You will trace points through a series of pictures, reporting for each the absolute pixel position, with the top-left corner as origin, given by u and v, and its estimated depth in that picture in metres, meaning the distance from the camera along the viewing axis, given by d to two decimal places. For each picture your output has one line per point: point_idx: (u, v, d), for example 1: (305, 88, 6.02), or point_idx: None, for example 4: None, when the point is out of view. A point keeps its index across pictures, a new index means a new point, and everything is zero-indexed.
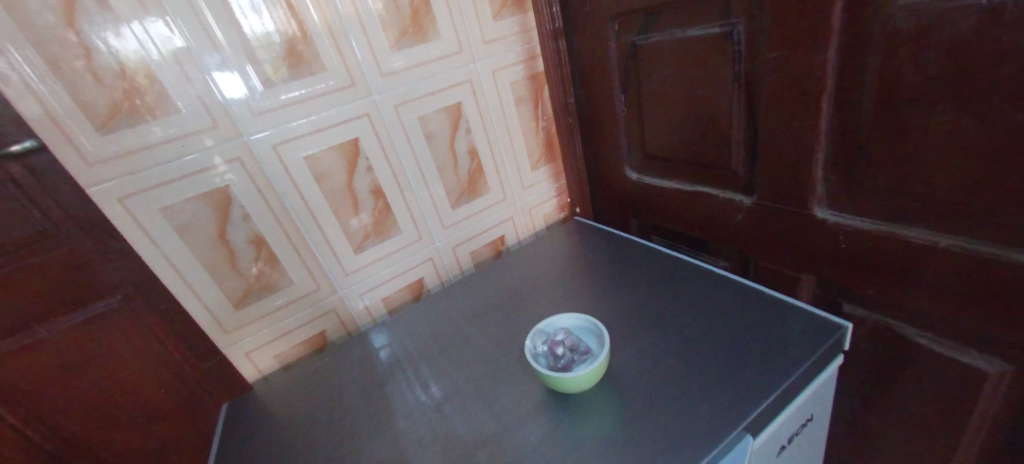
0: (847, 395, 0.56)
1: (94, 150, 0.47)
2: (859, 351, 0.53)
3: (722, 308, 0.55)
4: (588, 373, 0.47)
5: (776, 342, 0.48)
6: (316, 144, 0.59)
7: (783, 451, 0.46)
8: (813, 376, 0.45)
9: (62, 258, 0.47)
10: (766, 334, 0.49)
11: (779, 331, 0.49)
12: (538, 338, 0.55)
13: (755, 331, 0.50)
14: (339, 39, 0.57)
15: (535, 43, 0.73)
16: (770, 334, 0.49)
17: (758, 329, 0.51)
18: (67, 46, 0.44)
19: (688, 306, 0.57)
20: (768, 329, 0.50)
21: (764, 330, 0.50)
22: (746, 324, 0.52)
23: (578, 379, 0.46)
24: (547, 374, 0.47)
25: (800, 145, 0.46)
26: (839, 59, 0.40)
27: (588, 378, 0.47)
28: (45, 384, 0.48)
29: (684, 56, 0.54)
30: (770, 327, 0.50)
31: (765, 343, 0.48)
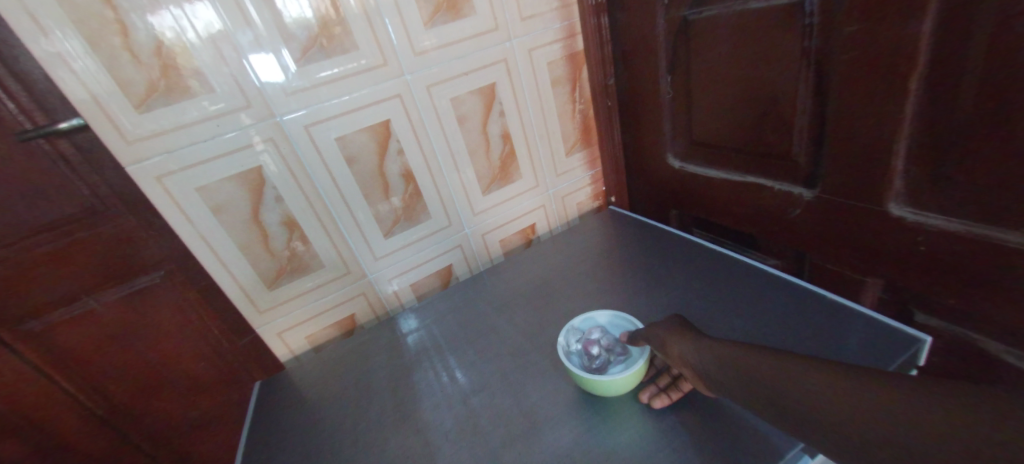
0: None
1: (132, 128, 0.48)
2: (932, 363, 0.47)
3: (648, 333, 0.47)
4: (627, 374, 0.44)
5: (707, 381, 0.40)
6: (348, 126, 0.58)
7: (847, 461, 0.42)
8: None
9: (109, 234, 0.51)
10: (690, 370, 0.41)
11: (692, 356, 0.41)
12: (572, 335, 0.52)
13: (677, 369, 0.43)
14: (372, 16, 0.55)
15: (575, 20, 0.69)
16: (688, 364, 0.41)
17: (677, 361, 0.42)
18: (105, 24, 0.44)
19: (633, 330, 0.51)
20: (680, 356, 0.42)
21: (682, 362, 0.42)
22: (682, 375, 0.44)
23: (614, 381, 0.44)
24: (580, 374, 0.45)
25: (877, 132, 0.41)
26: (933, 32, 0.35)
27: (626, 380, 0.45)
28: (93, 351, 0.54)
29: (742, 31, 0.49)
30: (678, 354, 0.42)
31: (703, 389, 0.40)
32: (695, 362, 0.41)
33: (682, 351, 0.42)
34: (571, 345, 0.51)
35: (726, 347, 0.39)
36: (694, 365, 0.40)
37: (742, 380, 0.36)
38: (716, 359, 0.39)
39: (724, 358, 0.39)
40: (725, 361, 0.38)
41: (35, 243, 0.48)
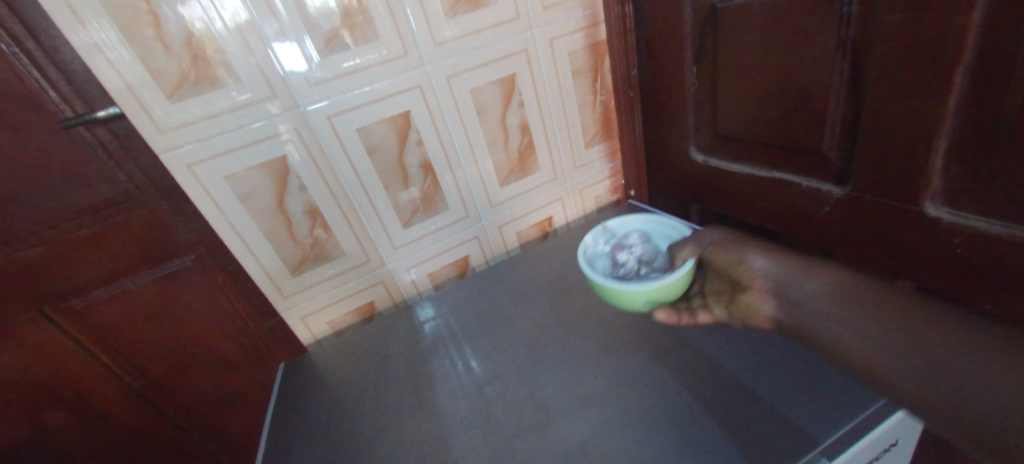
0: None
1: (164, 117, 0.49)
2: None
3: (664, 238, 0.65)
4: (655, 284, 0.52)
5: (777, 303, 0.48)
6: (369, 116, 0.59)
7: (887, 452, 0.42)
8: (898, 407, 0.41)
9: (142, 218, 0.53)
10: (763, 293, 0.49)
11: (782, 275, 0.48)
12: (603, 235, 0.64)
13: (747, 290, 0.50)
14: (394, 6, 0.55)
15: (598, 9, 0.67)
16: (772, 285, 0.48)
17: (756, 280, 0.49)
18: (139, 15, 0.45)
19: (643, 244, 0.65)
20: (762, 275, 0.49)
21: (764, 283, 0.49)
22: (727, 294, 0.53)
23: (642, 296, 0.51)
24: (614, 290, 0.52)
25: (915, 128, 0.39)
26: (983, 20, 0.32)
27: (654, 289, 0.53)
28: (130, 328, 0.57)
29: (774, 20, 0.47)
30: (764, 274, 0.49)
31: (764, 310, 0.48)
32: (781, 282, 0.47)
33: (775, 272, 0.48)
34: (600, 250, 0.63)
35: (815, 271, 0.46)
36: (779, 285, 0.48)
37: (825, 299, 0.44)
38: (801, 278, 0.46)
39: (809, 279, 0.46)
40: (810, 284, 0.45)
41: (78, 225, 0.51)
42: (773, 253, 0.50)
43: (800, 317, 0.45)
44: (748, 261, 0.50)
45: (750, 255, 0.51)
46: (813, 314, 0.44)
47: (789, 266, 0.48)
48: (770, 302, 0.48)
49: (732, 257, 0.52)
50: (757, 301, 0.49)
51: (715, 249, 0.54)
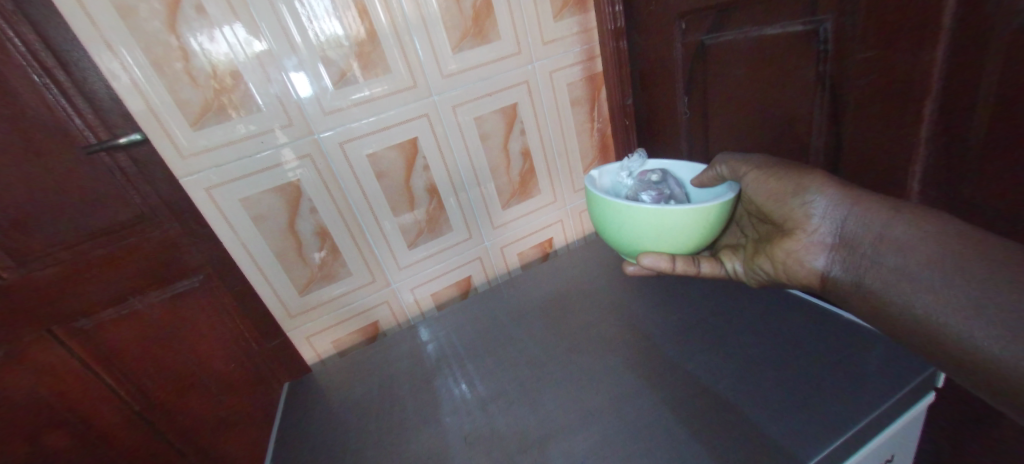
0: (946, 425, 0.51)
1: (186, 144, 0.52)
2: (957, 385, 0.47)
3: (715, 158, 0.51)
4: (694, 209, 0.45)
5: (828, 252, 0.43)
6: (378, 142, 0.62)
7: None
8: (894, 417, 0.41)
9: (156, 240, 0.55)
10: (813, 239, 0.43)
11: (845, 224, 0.41)
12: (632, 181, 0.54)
13: (792, 238, 0.44)
14: (404, 41, 0.59)
15: (595, 43, 0.71)
16: (827, 233, 0.42)
17: (808, 225, 0.43)
18: (169, 50, 0.48)
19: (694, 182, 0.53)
20: (818, 221, 0.42)
21: (817, 231, 0.43)
22: (746, 249, 0.52)
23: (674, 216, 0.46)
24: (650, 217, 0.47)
25: (894, 155, 0.42)
26: (946, 59, 0.36)
27: (679, 239, 0.48)
28: (135, 348, 0.58)
29: (758, 56, 0.51)
30: (822, 217, 0.42)
31: (808, 260, 0.44)
32: (841, 231, 0.42)
33: (836, 217, 0.42)
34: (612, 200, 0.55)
35: (892, 215, 0.39)
36: (839, 234, 0.42)
37: (888, 254, 0.38)
38: (873, 224, 0.39)
39: (884, 224, 0.39)
40: (884, 233, 0.39)
41: (91, 246, 0.53)
42: (843, 191, 0.41)
43: (855, 272, 0.41)
44: (808, 199, 0.43)
45: (813, 192, 0.42)
46: (876, 270, 0.39)
47: (859, 208, 0.40)
48: (817, 249, 0.43)
49: (789, 192, 0.44)
50: (803, 250, 0.44)
51: (769, 182, 0.45)
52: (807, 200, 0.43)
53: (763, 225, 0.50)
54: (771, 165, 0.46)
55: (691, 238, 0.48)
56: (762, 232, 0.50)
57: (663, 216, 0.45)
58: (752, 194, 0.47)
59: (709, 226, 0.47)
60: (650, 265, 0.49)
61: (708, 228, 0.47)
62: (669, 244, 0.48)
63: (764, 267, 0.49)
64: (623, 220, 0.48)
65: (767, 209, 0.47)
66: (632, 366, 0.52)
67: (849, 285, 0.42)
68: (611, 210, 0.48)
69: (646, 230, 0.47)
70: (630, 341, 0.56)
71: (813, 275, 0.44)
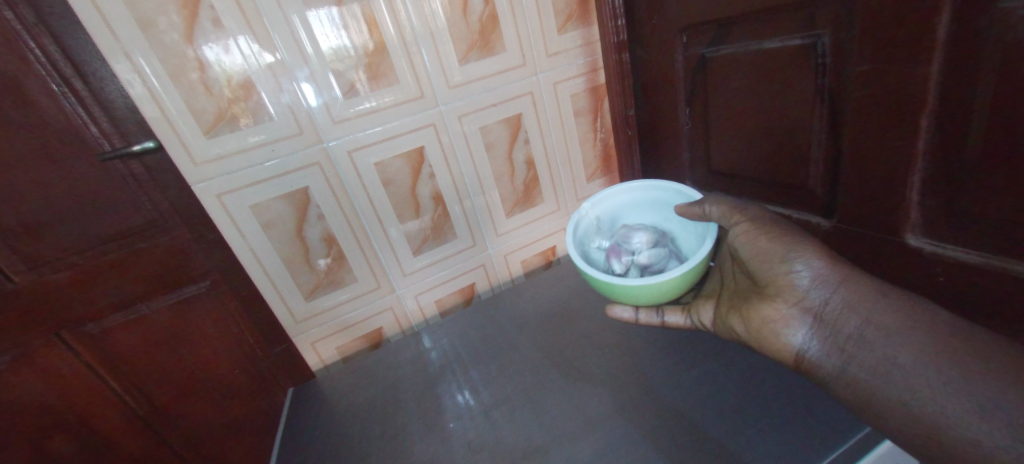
0: None
1: (200, 151, 0.53)
2: None
3: (706, 196, 0.51)
4: (644, 283, 0.47)
5: (807, 327, 0.42)
6: (385, 151, 0.63)
7: None
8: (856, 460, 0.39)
9: (164, 245, 0.56)
10: (794, 310, 0.43)
11: (830, 300, 0.41)
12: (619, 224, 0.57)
13: (772, 304, 0.44)
14: (413, 52, 0.60)
15: (598, 56, 0.73)
16: (810, 308, 0.42)
17: (791, 295, 0.43)
18: (185, 60, 0.50)
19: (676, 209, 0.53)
20: (803, 292, 0.42)
21: (800, 302, 0.43)
22: (719, 304, 0.52)
23: (632, 286, 0.47)
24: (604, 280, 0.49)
25: (892, 166, 0.43)
26: (942, 73, 0.37)
27: (639, 300, 0.50)
28: (141, 353, 0.59)
29: (759, 68, 0.52)
30: (808, 289, 0.42)
31: (784, 331, 0.43)
32: (825, 308, 0.42)
33: (824, 291, 0.42)
34: (592, 241, 0.58)
35: (881, 300, 0.40)
36: (822, 311, 0.42)
37: (876, 338, 0.39)
38: (864, 306, 0.40)
39: (873, 309, 0.40)
40: (872, 318, 0.39)
41: (101, 252, 0.54)
42: (833, 265, 0.41)
43: (835, 355, 0.41)
44: (797, 267, 0.43)
45: (803, 261, 0.42)
46: (863, 357, 0.39)
47: (850, 286, 0.41)
48: (796, 323, 0.43)
49: (780, 257, 0.44)
50: (780, 320, 0.43)
51: (760, 241, 0.45)
52: (795, 267, 0.43)
53: (742, 285, 0.50)
54: (765, 225, 0.46)
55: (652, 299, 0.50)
56: (738, 291, 0.50)
57: (616, 287, 0.48)
58: (741, 249, 0.47)
59: (670, 291, 0.48)
60: (615, 314, 0.54)
61: (668, 293, 0.49)
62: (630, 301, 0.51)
63: (736, 327, 0.48)
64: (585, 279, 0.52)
65: (754, 272, 0.46)
66: (636, 374, 0.52)
67: (831, 369, 0.41)
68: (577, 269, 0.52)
69: (605, 291, 0.51)
70: (633, 349, 0.56)
71: (787, 350, 0.43)
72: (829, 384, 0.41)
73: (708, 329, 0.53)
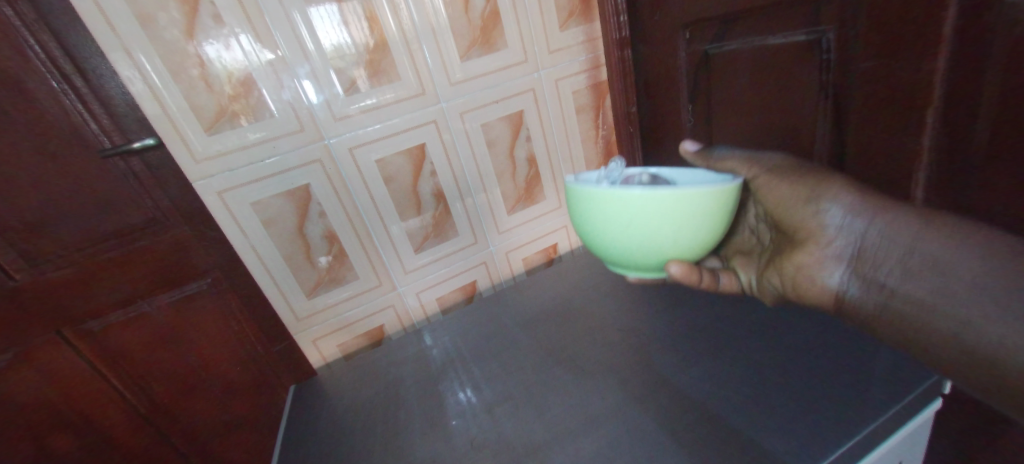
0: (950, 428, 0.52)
1: (201, 148, 0.53)
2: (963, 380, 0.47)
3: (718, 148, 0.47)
4: (726, 184, 0.36)
5: (843, 268, 0.41)
6: (386, 148, 0.62)
7: None
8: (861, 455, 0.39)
9: (165, 243, 0.56)
10: (829, 252, 0.41)
11: (866, 236, 0.39)
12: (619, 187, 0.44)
13: (804, 251, 0.43)
14: (414, 48, 0.60)
15: (600, 53, 0.72)
16: (845, 245, 0.40)
17: (822, 237, 0.41)
18: (186, 57, 0.50)
19: (682, 151, 0.49)
20: (833, 233, 0.40)
21: (833, 244, 0.41)
22: (759, 258, 0.51)
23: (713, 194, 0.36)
24: (674, 195, 0.35)
25: (896, 163, 0.43)
26: (948, 68, 0.36)
27: (708, 230, 0.39)
28: (142, 352, 0.59)
29: (762, 65, 0.52)
30: (840, 229, 0.40)
31: (823, 274, 0.42)
32: (859, 245, 0.40)
33: (858, 227, 0.39)
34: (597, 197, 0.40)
35: (925, 226, 0.36)
36: (858, 246, 0.40)
37: (921, 269, 0.37)
38: (902, 237, 0.37)
39: (914, 237, 0.37)
40: (914, 247, 0.37)
41: (102, 249, 0.53)
42: (862, 199, 0.39)
43: (877, 292, 0.40)
44: (824, 209, 0.40)
45: (829, 200, 0.40)
46: (906, 288, 0.38)
47: (886, 215, 0.38)
48: (834, 264, 0.41)
49: (803, 200, 0.41)
50: (816, 263, 0.42)
51: (779, 187, 0.43)
52: (822, 209, 0.40)
53: (776, 233, 0.48)
54: (784, 167, 0.43)
55: (719, 226, 0.39)
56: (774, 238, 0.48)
57: (694, 201, 0.36)
58: (763, 197, 0.45)
59: (732, 207, 0.39)
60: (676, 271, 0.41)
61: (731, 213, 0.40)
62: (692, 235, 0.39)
63: (775, 277, 0.47)
64: (634, 218, 0.37)
65: (779, 218, 0.44)
66: (638, 372, 0.52)
67: (873, 304, 0.40)
68: (612, 211, 0.37)
69: (674, 223, 0.37)
70: (636, 346, 0.56)
71: (829, 293, 0.43)
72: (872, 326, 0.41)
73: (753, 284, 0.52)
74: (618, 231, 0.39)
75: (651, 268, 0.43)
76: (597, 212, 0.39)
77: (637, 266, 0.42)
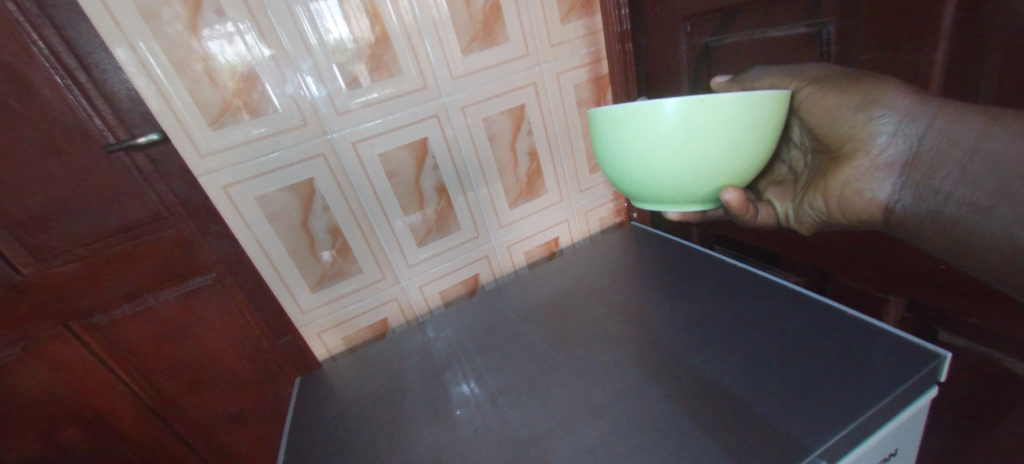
0: (947, 415, 0.53)
1: (205, 142, 0.53)
2: (961, 368, 0.48)
3: (753, 72, 0.48)
4: (775, 95, 0.38)
5: (895, 176, 0.41)
6: (389, 142, 0.63)
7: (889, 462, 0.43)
8: (858, 442, 0.39)
9: (169, 238, 0.57)
10: (879, 161, 0.41)
11: (921, 141, 0.38)
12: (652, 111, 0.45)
13: (851, 163, 0.42)
14: (416, 42, 0.60)
15: (601, 46, 0.72)
16: (897, 152, 0.40)
17: (873, 146, 0.41)
18: (190, 52, 0.50)
19: (713, 85, 0.51)
20: (886, 140, 0.40)
21: (885, 151, 0.40)
22: (798, 186, 0.51)
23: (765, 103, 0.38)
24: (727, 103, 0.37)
25: None
26: (946, 59, 0.37)
27: (759, 148, 0.40)
28: (148, 345, 0.60)
29: (762, 57, 0.52)
30: (894, 135, 0.39)
31: (870, 186, 0.42)
32: (914, 150, 0.39)
33: (913, 133, 0.38)
34: None
35: (990, 125, 0.35)
36: (912, 151, 0.39)
37: (980, 172, 0.36)
38: (962, 138, 0.36)
39: (978, 137, 0.36)
40: (977, 150, 0.36)
41: (107, 244, 0.54)
42: (919, 102, 0.38)
43: (931, 200, 0.39)
44: (878, 115, 0.39)
45: (883, 105, 0.39)
46: (962, 195, 0.37)
47: (945, 117, 0.37)
48: (884, 173, 0.41)
49: (855, 107, 0.40)
50: (865, 175, 0.42)
51: (826, 97, 0.42)
52: (876, 115, 0.40)
53: (818, 155, 0.48)
54: (830, 76, 0.42)
55: (767, 145, 0.41)
56: (819, 161, 0.48)
57: (747, 109, 0.37)
58: (808, 112, 0.44)
59: (779, 124, 0.41)
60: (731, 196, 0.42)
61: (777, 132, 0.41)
62: (749, 151, 0.40)
63: (819, 199, 0.47)
64: (691, 133, 0.38)
65: (827, 132, 0.44)
66: (640, 362, 0.52)
67: (920, 217, 0.40)
68: (664, 126, 0.39)
69: (729, 139, 0.39)
70: (637, 337, 0.56)
71: (875, 206, 0.42)
72: (927, 242, 0.40)
73: (791, 216, 0.51)
74: (672, 157, 0.40)
75: (704, 198, 0.44)
76: (649, 141, 0.40)
77: (690, 196, 0.43)
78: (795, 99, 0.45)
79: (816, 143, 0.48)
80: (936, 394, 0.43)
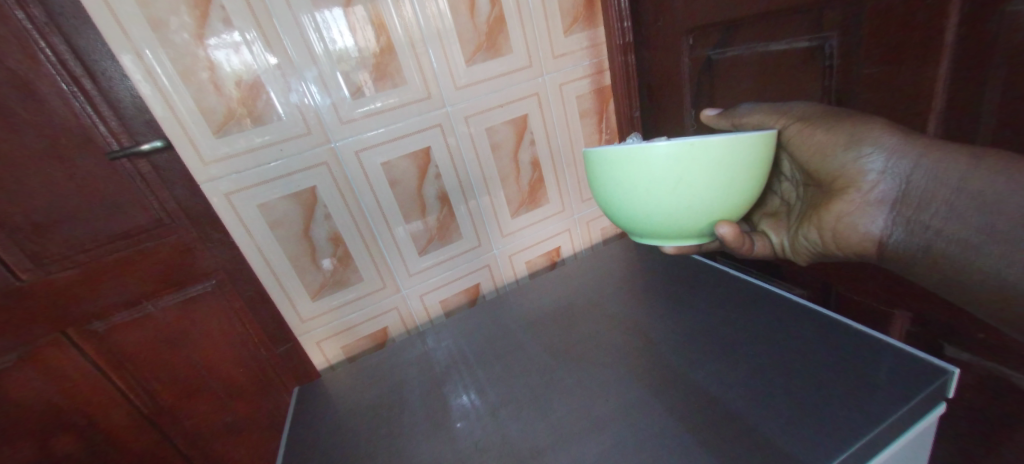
0: (955, 431, 0.52)
1: (208, 150, 0.53)
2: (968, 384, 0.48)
3: (742, 108, 0.49)
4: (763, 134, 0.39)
5: (886, 212, 0.41)
6: (392, 151, 0.63)
7: None
8: (865, 459, 0.39)
9: (170, 244, 0.56)
10: (869, 197, 0.41)
11: (909, 178, 0.39)
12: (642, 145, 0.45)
13: (843, 198, 0.42)
14: (420, 52, 0.60)
15: (604, 57, 0.73)
16: (886, 188, 0.40)
17: (863, 183, 0.41)
18: (196, 60, 0.50)
19: (704, 118, 0.51)
20: (875, 177, 0.40)
21: (875, 188, 0.40)
22: (791, 218, 0.51)
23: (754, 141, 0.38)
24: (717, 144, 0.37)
25: None
26: (949, 76, 0.37)
27: (752, 183, 0.41)
28: (146, 352, 0.59)
29: (765, 70, 0.52)
30: (882, 172, 0.39)
31: (862, 221, 0.42)
32: (903, 187, 0.39)
33: (902, 170, 0.39)
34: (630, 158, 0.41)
35: (974, 162, 0.35)
36: (902, 188, 0.39)
37: (968, 206, 0.36)
38: (949, 175, 0.36)
39: (963, 174, 0.36)
40: (963, 187, 0.36)
41: (107, 250, 0.54)
42: (905, 140, 0.38)
43: (921, 235, 0.39)
44: (865, 153, 0.40)
45: (870, 143, 0.39)
46: (953, 230, 0.37)
47: (933, 152, 0.37)
48: (875, 209, 0.41)
49: (843, 145, 0.41)
50: (856, 211, 0.42)
51: (815, 134, 0.43)
52: (862, 153, 0.40)
53: (810, 188, 0.48)
54: (816, 115, 0.43)
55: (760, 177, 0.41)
56: (811, 194, 0.48)
57: (735, 149, 0.38)
58: (797, 148, 0.45)
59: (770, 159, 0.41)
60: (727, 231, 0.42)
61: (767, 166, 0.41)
62: (740, 187, 0.40)
63: (813, 232, 0.47)
64: (682, 174, 0.38)
65: (816, 168, 0.44)
66: (642, 375, 0.52)
67: (914, 250, 0.39)
68: (656, 167, 0.39)
69: (721, 177, 0.39)
70: (639, 349, 0.56)
71: (868, 240, 0.42)
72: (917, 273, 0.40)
73: (787, 247, 0.52)
74: (665, 196, 0.40)
75: (699, 232, 0.44)
76: (642, 181, 0.40)
77: (685, 231, 0.43)
78: (783, 135, 0.46)
79: (807, 177, 0.48)
80: (943, 411, 0.42)
